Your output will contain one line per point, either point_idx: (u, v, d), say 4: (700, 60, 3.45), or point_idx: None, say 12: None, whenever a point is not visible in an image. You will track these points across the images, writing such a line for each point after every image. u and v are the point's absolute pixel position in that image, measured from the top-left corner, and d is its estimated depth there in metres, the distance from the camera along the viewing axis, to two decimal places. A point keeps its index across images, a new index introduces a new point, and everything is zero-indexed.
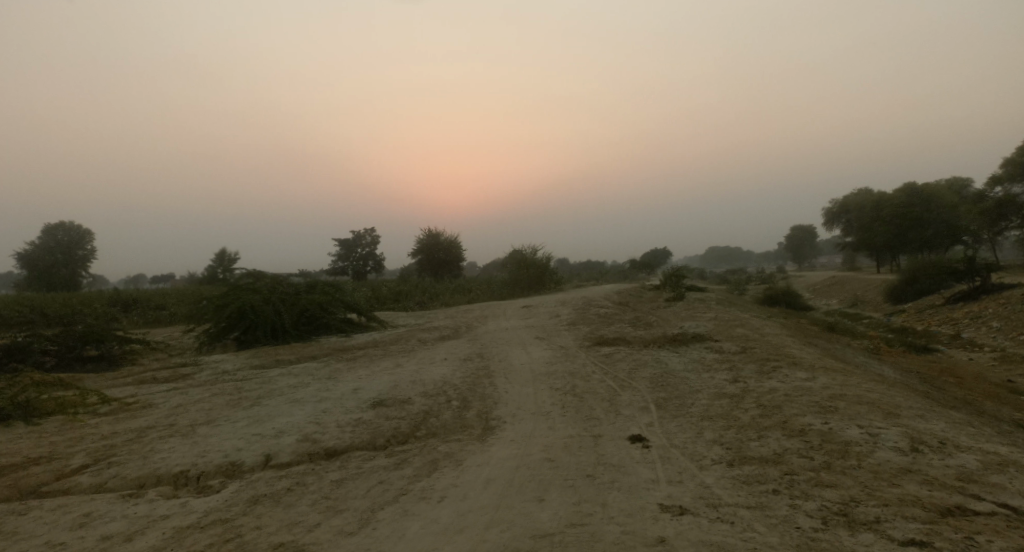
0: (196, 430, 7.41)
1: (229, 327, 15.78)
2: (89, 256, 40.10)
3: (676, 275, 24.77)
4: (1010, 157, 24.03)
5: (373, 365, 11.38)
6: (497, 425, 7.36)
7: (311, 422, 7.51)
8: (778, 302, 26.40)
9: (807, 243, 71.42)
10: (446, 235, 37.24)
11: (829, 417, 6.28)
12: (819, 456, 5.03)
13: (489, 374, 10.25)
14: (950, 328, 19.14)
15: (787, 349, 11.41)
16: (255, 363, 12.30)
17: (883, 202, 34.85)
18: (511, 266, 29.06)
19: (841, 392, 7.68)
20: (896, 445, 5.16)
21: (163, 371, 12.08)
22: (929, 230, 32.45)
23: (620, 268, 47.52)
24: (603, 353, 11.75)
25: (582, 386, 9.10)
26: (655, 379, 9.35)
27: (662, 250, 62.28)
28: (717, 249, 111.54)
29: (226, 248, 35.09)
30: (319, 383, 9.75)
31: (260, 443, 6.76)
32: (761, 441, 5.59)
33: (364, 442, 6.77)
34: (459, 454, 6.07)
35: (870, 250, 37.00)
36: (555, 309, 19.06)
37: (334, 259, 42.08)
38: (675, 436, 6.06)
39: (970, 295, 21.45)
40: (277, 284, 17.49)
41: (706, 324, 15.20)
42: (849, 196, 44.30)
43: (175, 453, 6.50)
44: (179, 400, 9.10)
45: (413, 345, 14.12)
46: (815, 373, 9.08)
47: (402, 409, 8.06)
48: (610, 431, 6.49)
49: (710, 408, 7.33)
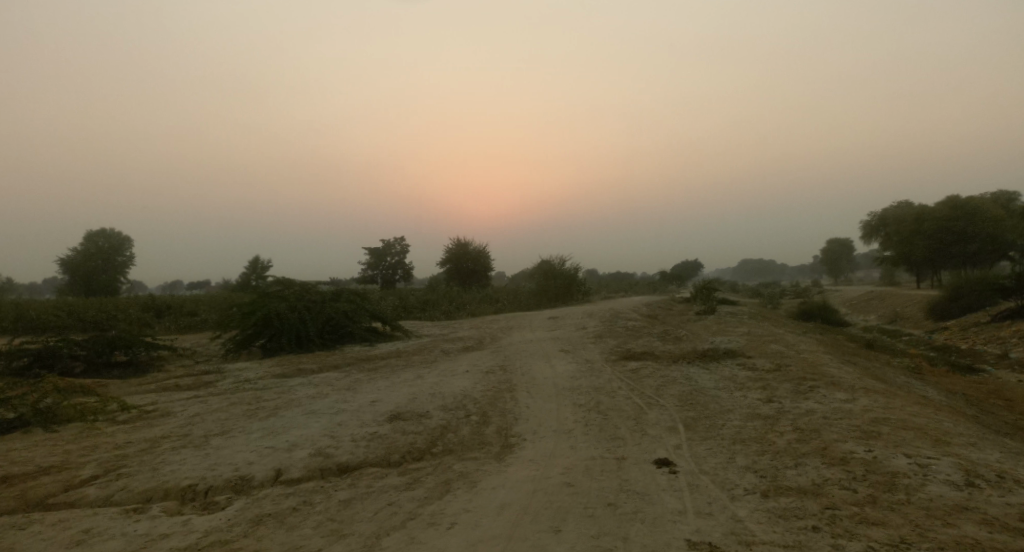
0: (211, 441, 7.31)
1: (255, 335, 15.83)
2: (128, 263, 41.16)
3: (708, 287, 24.14)
4: None
5: (393, 376, 11.19)
6: (516, 443, 7.06)
7: (325, 435, 7.32)
8: (813, 316, 25.51)
9: (843, 257, 69.40)
10: (475, 245, 37.16)
11: (873, 444, 5.82)
12: (863, 489, 4.59)
13: (511, 388, 9.95)
14: (997, 347, 18.15)
15: (823, 368, 10.83)
16: (277, 371, 12.26)
17: (924, 215, 33.53)
18: (539, 277, 28.77)
19: (885, 416, 7.18)
20: (949, 479, 4.69)
21: (186, 378, 12.13)
22: (974, 245, 31.07)
23: (649, 279, 46.80)
24: (629, 368, 11.35)
25: (607, 402, 8.73)
26: (683, 397, 8.93)
27: (693, 262, 61.30)
28: (749, 261, 109.32)
29: (258, 256, 35.68)
30: (337, 394, 9.58)
31: (271, 457, 6.59)
32: (799, 470, 5.16)
33: (377, 458, 6.55)
34: (473, 474, 5.79)
35: (911, 265, 35.61)
36: (582, 321, 18.69)
37: (363, 267, 42.43)
38: (705, 462, 5.67)
39: (1019, 314, 20.34)
40: (304, 292, 17.52)
41: (738, 339, 14.65)
42: (888, 208, 42.73)
43: (184, 466, 6.37)
44: (198, 409, 9.04)
45: (436, 356, 13.91)
46: (856, 394, 8.54)
47: (418, 423, 7.81)
48: (635, 453, 6.12)
49: (742, 431, 6.90)
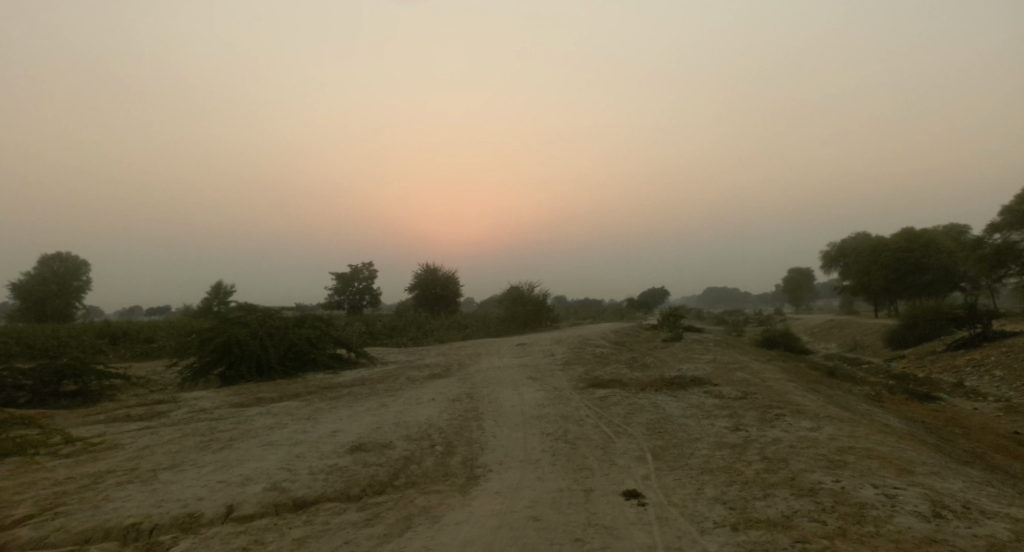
0: (159, 475, 6.90)
1: (214, 363, 15.27)
2: (84, 287, 39.52)
3: (674, 314, 24.36)
4: (1005, 205, 23.99)
5: (357, 405, 10.85)
6: (481, 475, 6.85)
7: (281, 468, 6.98)
8: (776, 344, 25.95)
9: (804, 286, 71.23)
10: (444, 271, 36.92)
11: (840, 474, 5.82)
12: (832, 521, 4.55)
13: (478, 417, 9.73)
14: (953, 376, 18.66)
15: (788, 396, 10.91)
16: (235, 400, 11.78)
17: (881, 246, 34.69)
18: (507, 303, 28.67)
19: (851, 445, 7.22)
20: (916, 509, 4.68)
21: (138, 408, 11.55)
22: (927, 275, 32.21)
23: (617, 306, 47.13)
24: (598, 395, 11.25)
25: (575, 431, 8.59)
26: (652, 425, 8.86)
27: (660, 290, 62.11)
28: (715, 290, 111.33)
29: (222, 282, 34.75)
30: (297, 424, 9.21)
31: (223, 492, 6.24)
32: (768, 502, 5.10)
33: (336, 492, 6.25)
34: (436, 509, 5.56)
35: (869, 294, 36.70)
36: (551, 348, 18.59)
37: (330, 293, 41.69)
38: (674, 493, 5.56)
39: (971, 343, 21.04)
40: (267, 318, 17.02)
41: (704, 367, 14.72)
42: (847, 239, 44.16)
43: (129, 503, 5.97)
44: (148, 441, 8.56)
45: (401, 384, 13.58)
46: (820, 423, 8.60)
47: (381, 454, 7.53)
48: (603, 485, 5.98)
49: (711, 460, 6.84)
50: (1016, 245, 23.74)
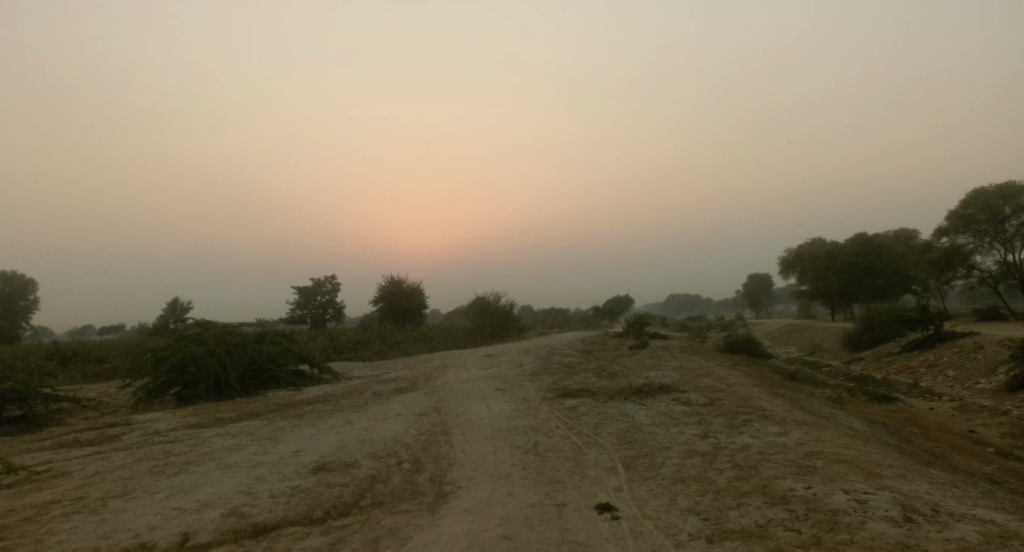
0: (109, 504, 6.49)
1: (169, 383, 14.64)
2: (32, 306, 37.60)
3: (640, 322, 24.58)
4: (951, 210, 25.03)
5: (320, 423, 10.50)
6: (451, 492, 6.66)
7: (240, 492, 6.66)
8: (739, 349, 26.43)
9: (763, 291, 73.02)
10: (409, 282, 36.50)
11: (809, 480, 5.86)
12: (807, 530, 4.55)
13: (446, 431, 9.53)
14: (908, 376, 19.28)
15: (754, 401, 11.03)
16: (192, 421, 11.28)
17: (835, 252, 35.80)
18: (474, 314, 28.50)
19: (817, 450, 7.32)
20: (887, 514, 4.74)
21: (88, 432, 10.96)
22: (880, 279, 33.35)
23: (583, 315, 47.40)
24: (567, 405, 11.17)
25: (545, 443, 8.47)
26: (622, 435, 8.80)
27: (625, 298, 62.78)
28: (678, 296, 113.29)
29: (179, 298, 33.59)
30: (257, 445, 8.84)
31: (178, 520, 5.89)
32: (741, 511, 5.08)
33: (299, 516, 5.99)
34: (405, 530, 5.36)
35: (825, 298, 37.79)
36: (518, 359, 18.47)
37: (292, 307, 40.74)
38: (648, 505, 5.49)
39: (925, 344, 21.81)
40: (225, 335, 16.44)
41: (672, 374, 14.82)
42: (803, 245, 45.46)
43: (74, 535, 5.57)
44: (97, 467, 8.08)
45: (367, 399, 13.26)
46: (787, 428, 8.71)
47: (346, 474, 7.27)
48: (575, 498, 5.88)
49: (682, 469, 6.81)
50: (963, 248, 24.79)
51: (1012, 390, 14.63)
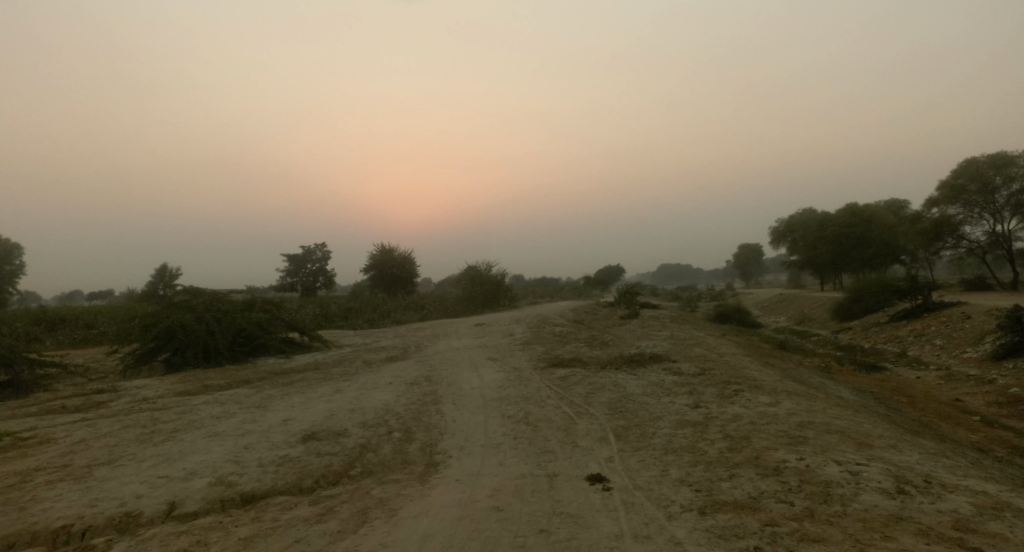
0: (94, 471, 6.32)
1: (158, 349, 14.47)
2: (17, 271, 36.97)
3: (631, 291, 24.56)
4: (942, 180, 24.94)
5: (310, 391, 10.41)
6: (442, 461, 6.61)
7: (228, 460, 6.54)
8: (729, 319, 26.56)
9: (753, 261, 73.30)
10: (400, 251, 36.21)
11: (802, 453, 5.88)
12: (800, 502, 4.54)
13: (436, 400, 9.47)
14: (896, 346, 19.47)
15: (745, 371, 11.04)
16: (180, 389, 11.14)
17: (827, 222, 35.79)
18: (465, 282, 28.36)
19: (808, 423, 7.35)
20: (879, 487, 4.80)
21: (76, 398, 10.82)
22: (870, 249, 33.43)
23: (575, 284, 47.39)
24: (558, 375, 11.14)
25: (536, 413, 8.44)
26: (613, 404, 8.78)
27: (616, 267, 62.84)
28: (669, 266, 113.64)
29: (168, 264, 33.17)
30: (245, 413, 8.73)
31: (165, 489, 5.76)
32: (733, 482, 5.07)
33: (287, 484, 5.92)
34: (394, 500, 5.30)
35: (815, 268, 37.94)
36: (509, 328, 18.42)
37: (282, 275, 40.40)
38: (639, 476, 5.46)
39: (913, 313, 21.96)
40: (215, 302, 16.23)
41: (663, 343, 14.83)
42: (794, 215, 45.43)
43: (58, 504, 5.45)
44: (83, 434, 7.95)
45: (357, 367, 13.19)
46: (778, 398, 8.75)
47: (335, 443, 7.19)
48: (567, 469, 5.84)
49: (673, 439, 6.79)
50: (953, 219, 24.80)
51: (998, 359, 14.77)
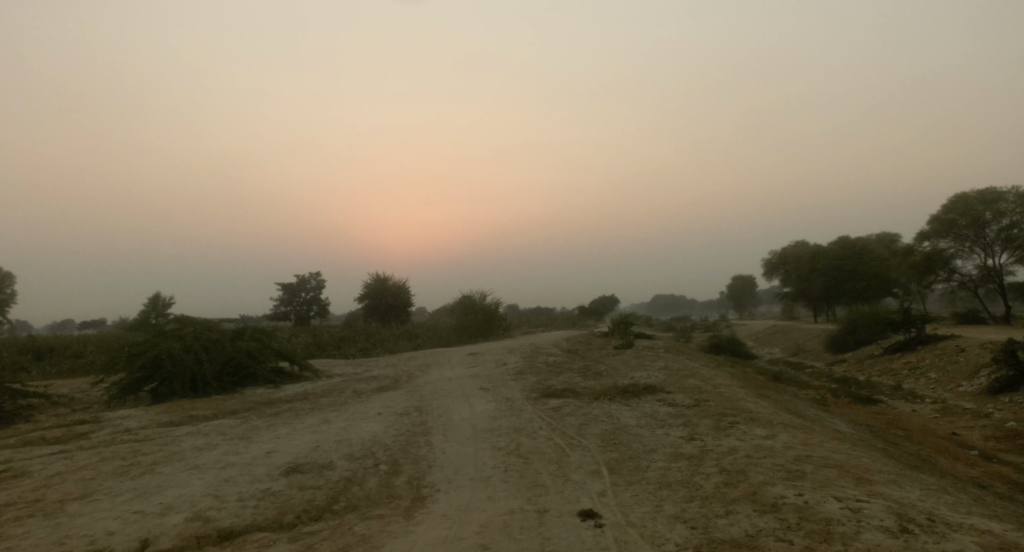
0: (67, 505, 5.98)
1: (144, 379, 14.16)
2: (7, 299, 36.44)
3: (626, 322, 24.44)
4: (933, 214, 25.17)
5: (297, 422, 10.14)
6: (429, 495, 6.40)
7: (207, 494, 6.28)
8: (724, 350, 26.43)
9: (747, 292, 73.43)
10: (394, 280, 36.07)
11: (801, 489, 5.73)
12: (799, 541, 4.39)
13: (426, 432, 9.25)
14: (891, 378, 19.36)
15: (741, 403, 10.87)
16: (164, 419, 10.85)
17: (820, 254, 36.02)
18: (459, 311, 28.19)
19: (804, 457, 7.21)
20: (879, 525, 4.66)
21: (56, 429, 10.49)
22: (863, 282, 33.58)
23: (569, 314, 47.23)
24: (551, 406, 10.95)
25: (528, 445, 8.24)
26: (606, 436, 8.60)
27: (611, 298, 62.83)
28: (663, 297, 113.81)
29: (160, 292, 32.87)
30: (229, 445, 8.46)
31: (140, 525, 5.47)
32: (730, 519, 4.91)
33: (268, 520, 5.68)
34: (377, 537, 5.08)
35: (809, 300, 38.02)
36: (502, 357, 18.22)
37: (275, 303, 40.10)
38: (632, 512, 5.28)
39: (907, 346, 21.93)
40: (204, 331, 15.99)
41: (658, 374, 14.67)
42: (787, 247, 45.73)
43: (25, 541, 5.08)
44: (61, 467, 7.51)
45: (346, 397, 12.94)
46: (774, 431, 8.61)
47: (319, 476, 6.96)
48: (557, 504, 5.65)
49: (668, 473, 6.61)
50: (944, 252, 24.98)
51: (993, 393, 14.67)
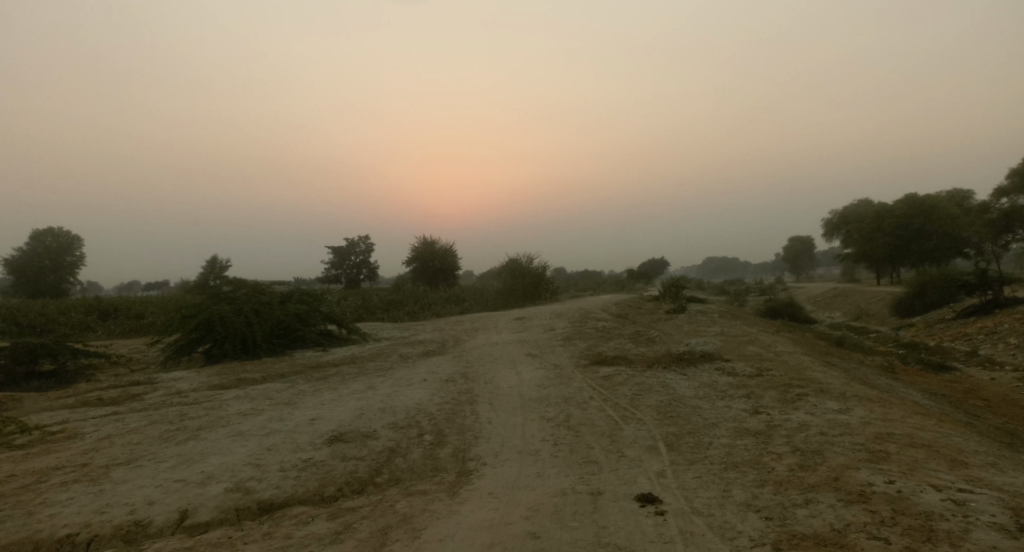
0: (111, 472, 5.91)
1: (198, 340, 14.41)
2: (78, 263, 37.71)
3: (677, 285, 23.55)
4: (1013, 168, 22.92)
5: (342, 388, 10.00)
6: (474, 470, 6.06)
7: (249, 463, 6.11)
8: (781, 314, 25.23)
9: (804, 254, 70.32)
10: (441, 243, 35.91)
11: (891, 475, 5.08)
12: (897, 539, 3.81)
13: (472, 400, 8.93)
14: (965, 343, 17.97)
15: (808, 372, 10.08)
16: (214, 382, 10.94)
17: (884, 212, 33.71)
18: (505, 275, 27.79)
19: (886, 435, 6.51)
20: (993, 522, 3.99)
21: (113, 390, 10.70)
22: (931, 242, 31.32)
23: (618, 278, 46.13)
24: (602, 374, 10.44)
25: (578, 416, 7.78)
26: (662, 408, 8.05)
27: (660, 260, 61.20)
28: (714, 259, 110.56)
29: (216, 255, 33.63)
30: (273, 411, 8.35)
31: (179, 495, 5.30)
32: (812, 510, 4.35)
33: (310, 493, 5.46)
34: (419, 517, 4.74)
35: (871, 262, 35.88)
36: (550, 322, 17.80)
37: (326, 267, 40.74)
38: (697, 497, 4.78)
39: (982, 310, 20.29)
40: (255, 294, 16.14)
41: (714, 340, 13.90)
42: (849, 206, 43.14)
43: (66, 509, 4.99)
44: (110, 429, 7.53)
45: (392, 362, 12.80)
46: (848, 405, 7.89)
47: (363, 446, 6.72)
48: (613, 485, 5.19)
49: (733, 452, 6.05)
50: None
51: None
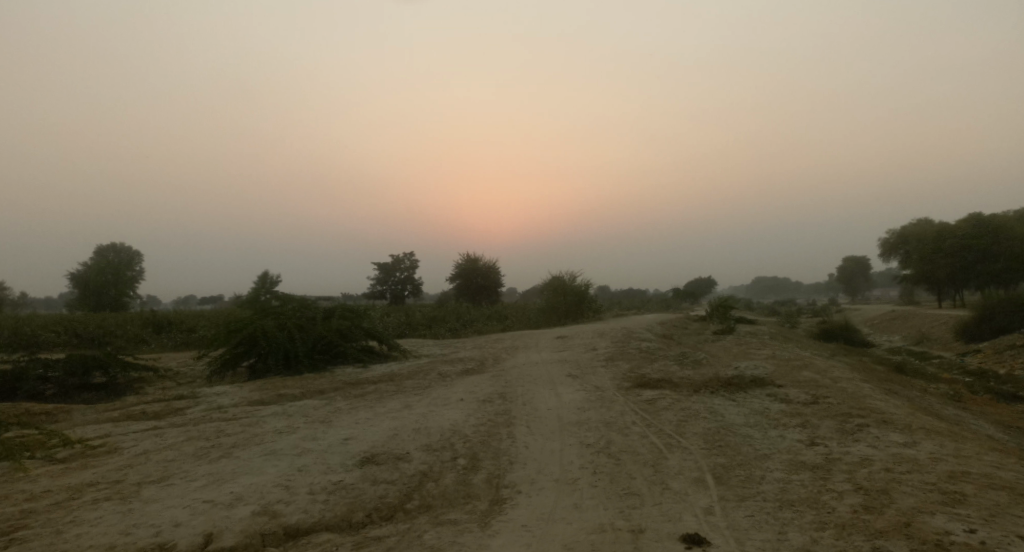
0: (143, 490, 5.87)
1: (243, 355, 14.64)
2: (138, 277, 39.44)
3: (725, 305, 22.71)
4: None
5: (379, 406, 9.87)
6: (508, 498, 5.76)
7: (279, 485, 5.98)
8: (835, 337, 24.00)
9: (859, 275, 67.40)
10: (484, 261, 35.90)
11: (971, 522, 4.51)
12: None
13: (509, 423, 8.63)
14: None
15: (869, 401, 9.37)
16: (255, 397, 11.00)
17: (947, 232, 31.87)
18: (547, 293, 27.44)
19: (962, 474, 5.88)
20: None
21: (157, 403, 10.90)
22: (999, 263, 29.36)
23: (664, 297, 45.08)
24: (645, 397, 9.99)
25: (620, 443, 7.39)
26: (710, 437, 7.57)
27: (706, 280, 59.76)
28: (763, 278, 107.21)
29: (267, 271, 34.53)
30: (307, 429, 8.24)
31: (206, 516, 5.20)
32: None
33: (337, 518, 5.27)
34: (445, 551, 4.48)
35: (932, 284, 33.94)
36: (592, 341, 17.34)
37: (372, 283, 41.34)
38: (749, 540, 4.34)
39: None
40: (300, 309, 16.32)
41: (765, 364, 13.19)
42: (908, 225, 41.06)
43: (94, 529, 4.94)
44: (148, 445, 7.56)
45: (430, 380, 12.64)
46: (917, 438, 7.22)
47: (394, 469, 6.51)
48: (656, 522, 4.82)
49: (789, 488, 5.56)
50: None
51: None
